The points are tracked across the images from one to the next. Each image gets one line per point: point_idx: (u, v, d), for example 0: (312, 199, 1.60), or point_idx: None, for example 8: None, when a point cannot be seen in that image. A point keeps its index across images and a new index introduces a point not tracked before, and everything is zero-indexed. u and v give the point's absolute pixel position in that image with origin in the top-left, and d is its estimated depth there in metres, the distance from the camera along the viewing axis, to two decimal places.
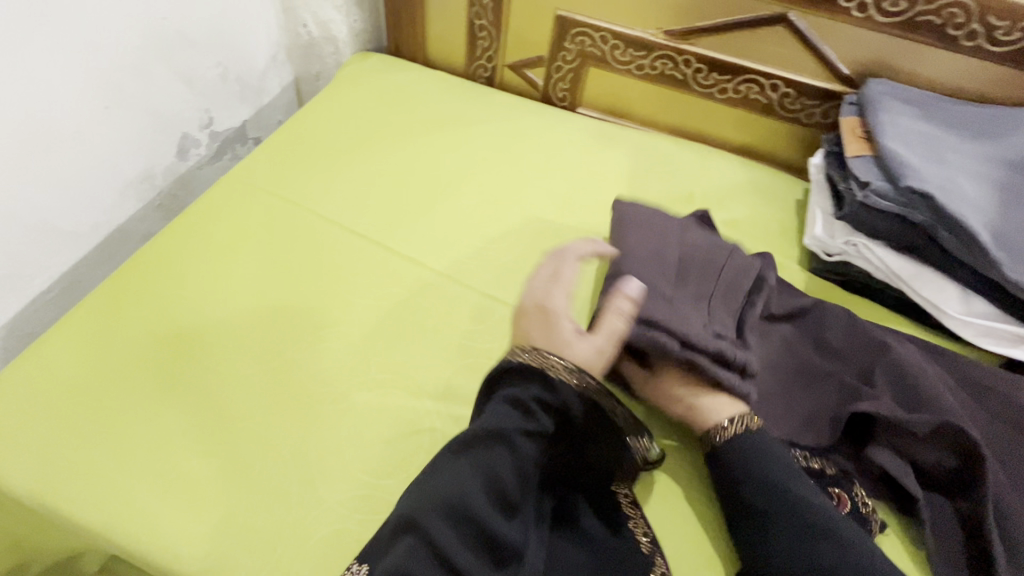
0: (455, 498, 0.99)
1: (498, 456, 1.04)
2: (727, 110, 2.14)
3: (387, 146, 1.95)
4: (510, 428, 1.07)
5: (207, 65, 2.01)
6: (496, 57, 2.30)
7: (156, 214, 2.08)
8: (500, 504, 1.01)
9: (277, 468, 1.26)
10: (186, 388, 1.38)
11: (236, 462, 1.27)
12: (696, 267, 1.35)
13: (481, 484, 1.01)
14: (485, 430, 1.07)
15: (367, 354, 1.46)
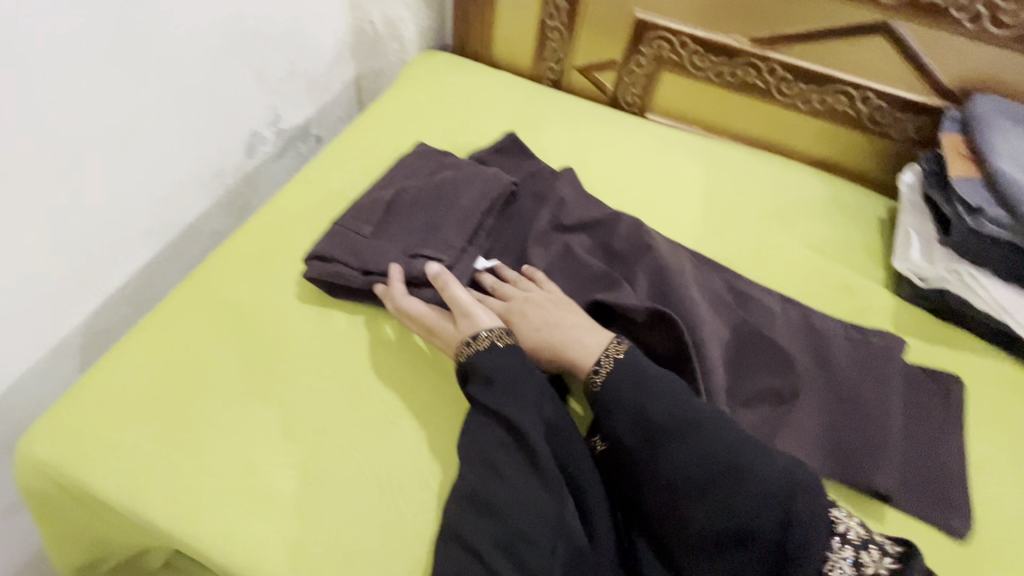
0: (465, 492, 1.14)
1: (486, 449, 1.17)
2: (810, 122, 1.99)
3: (458, 152, 1.89)
4: (474, 427, 1.20)
5: (279, 63, 1.96)
6: (565, 58, 2.21)
7: (223, 211, 1.98)
8: (501, 489, 1.13)
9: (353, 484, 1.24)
10: (265, 396, 1.35)
11: (319, 476, 1.25)
12: (401, 214, 1.55)
13: (480, 480, 1.14)
14: (469, 437, 1.20)
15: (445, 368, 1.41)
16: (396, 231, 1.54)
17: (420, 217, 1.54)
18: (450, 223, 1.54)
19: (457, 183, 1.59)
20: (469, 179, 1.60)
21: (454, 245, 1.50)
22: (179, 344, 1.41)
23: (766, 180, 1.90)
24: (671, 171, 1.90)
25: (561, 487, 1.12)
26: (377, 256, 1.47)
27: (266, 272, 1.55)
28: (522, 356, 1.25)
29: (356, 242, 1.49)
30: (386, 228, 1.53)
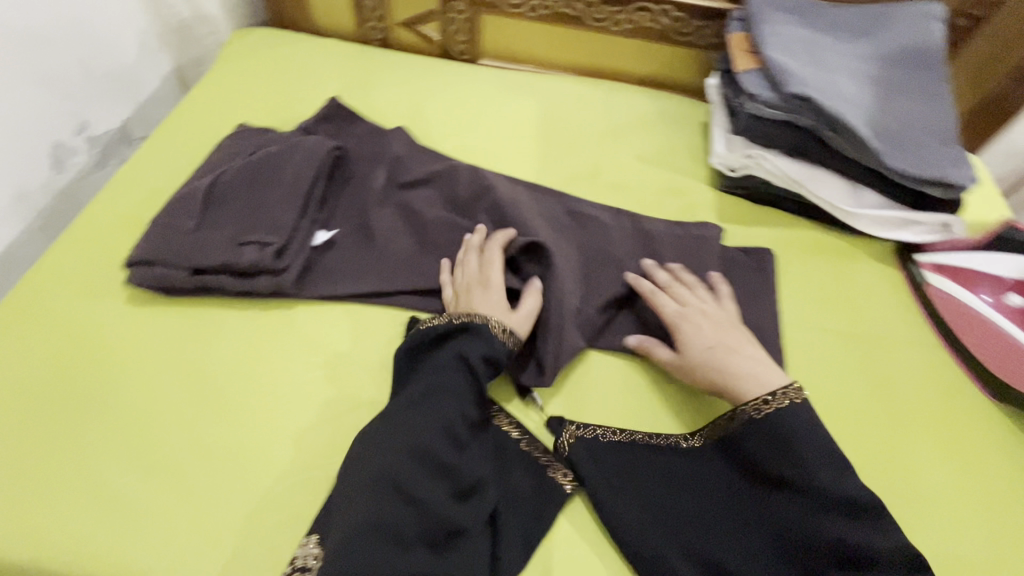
0: (376, 475, 0.79)
1: (436, 414, 0.85)
2: (621, 42, 1.55)
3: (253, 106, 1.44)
4: (423, 389, 0.88)
5: (71, 64, 1.46)
6: (387, 15, 1.62)
7: (39, 235, 1.56)
8: (439, 471, 0.82)
9: (211, 471, 0.90)
10: (54, 447, 0.92)
11: (142, 530, 0.85)
12: (256, 174, 1.14)
13: (422, 447, 0.82)
14: (412, 395, 0.88)
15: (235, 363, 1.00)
16: (226, 214, 1.10)
17: (245, 202, 1.11)
18: (254, 184, 1.13)
19: (283, 156, 1.16)
20: (293, 149, 1.18)
21: (355, 225, 1.18)
22: (17, 346, 1.02)
23: (616, 100, 1.47)
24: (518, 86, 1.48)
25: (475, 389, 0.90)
26: (172, 260, 1.04)
27: (92, 250, 1.15)
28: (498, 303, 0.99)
29: (158, 235, 1.07)
30: (175, 218, 1.09)
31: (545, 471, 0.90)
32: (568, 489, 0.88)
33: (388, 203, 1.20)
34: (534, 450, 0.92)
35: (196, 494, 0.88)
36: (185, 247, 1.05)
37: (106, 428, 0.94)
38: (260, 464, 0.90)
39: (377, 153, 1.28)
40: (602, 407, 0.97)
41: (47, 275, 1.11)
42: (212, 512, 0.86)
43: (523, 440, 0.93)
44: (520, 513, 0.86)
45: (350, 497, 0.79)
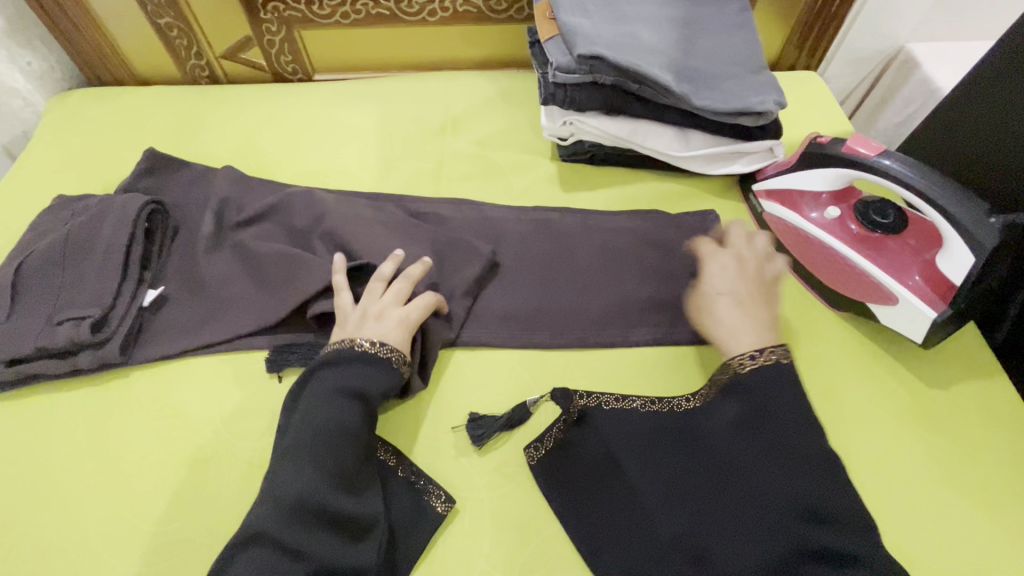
0: (305, 481, 0.50)
1: (328, 441, 0.53)
2: (899, 114, 1.03)
3: (363, 65, 0.96)
4: (345, 363, 0.57)
5: None
6: None
7: None
8: (340, 495, 0.51)
9: (168, 492, 0.57)
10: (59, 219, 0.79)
11: (30, 486, 0.57)
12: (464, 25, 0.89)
13: (308, 479, 0.50)
14: (299, 425, 0.54)
15: (157, 454, 0.59)
16: (281, 221, 0.73)
17: (311, 202, 0.73)
18: (348, 164, 0.84)
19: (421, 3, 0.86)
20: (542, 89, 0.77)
21: (453, 226, 0.74)
22: None
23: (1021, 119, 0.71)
24: (795, 94, 0.88)
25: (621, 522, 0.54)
26: (52, 272, 0.65)
27: (110, 151, 0.86)
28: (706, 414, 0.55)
29: (199, 211, 0.75)
30: (232, 201, 0.74)
31: (418, 496, 0.56)
32: (444, 515, 0.55)
33: (526, 167, 0.81)
34: (411, 474, 0.57)
35: (102, 526, 0.55)
36: (121, 240, 0.66)
37: (24, 464, 0.59)
38: (231, 431, 0.60)
39: (518, 139, 0.85)
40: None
41: (50, 170, 0.84)
42: (136, 524, 0.55)
43: (398, 467, 0.58)
44: (413, 534, 0.55)
45: (624, 468, 0.56)
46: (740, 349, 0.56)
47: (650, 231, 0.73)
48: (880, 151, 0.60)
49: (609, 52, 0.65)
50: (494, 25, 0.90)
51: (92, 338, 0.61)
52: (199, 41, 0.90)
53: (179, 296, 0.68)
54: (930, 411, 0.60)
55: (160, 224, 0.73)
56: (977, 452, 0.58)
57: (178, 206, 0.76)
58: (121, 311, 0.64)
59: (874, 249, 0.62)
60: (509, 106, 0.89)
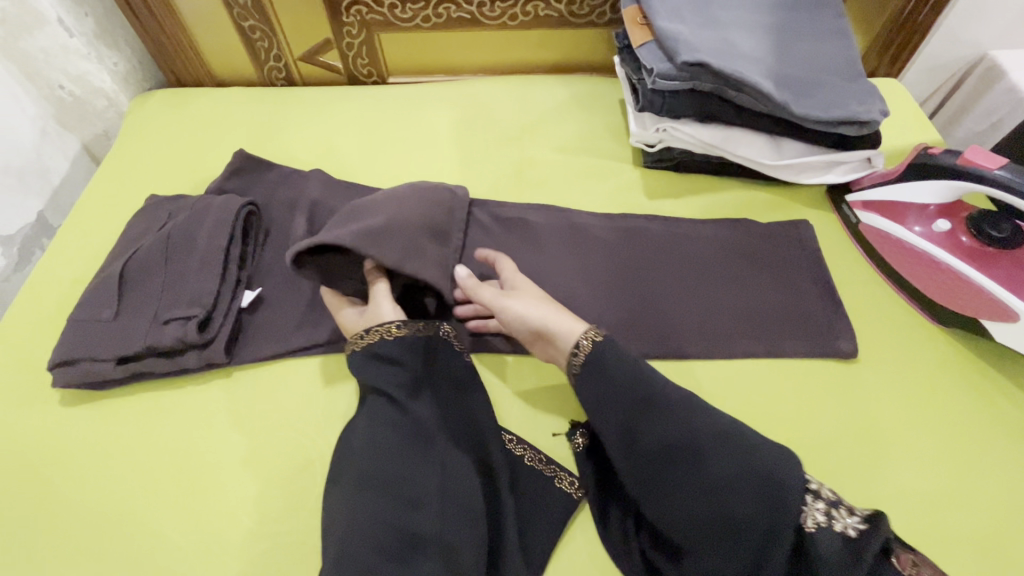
0: (377, 463, 0.51)
1: (383, 431, 0.53)
2: (982, 121, 1.00)
3: (437, 69, 0.96)
4: (396, 356, 0.56)
5: None
6: None
7: None
8: (409, 478, 0.51)
9: (275, 491, 0.57)
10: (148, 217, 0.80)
11: (138, 481, 0.58)
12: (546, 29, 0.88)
13: (370, 468, 0.51)
14: (366, 414, 0.55)
15: (260, 453, 0.59)
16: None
17: None
18: (428, 167, 0.84)
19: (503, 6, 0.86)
20: (631, 95, 0.76)
21: (539, 232, 0.74)
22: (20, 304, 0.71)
23: None
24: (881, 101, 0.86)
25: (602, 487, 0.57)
26: (156, 272, 0.66)
27: (193, 152, 0.87)
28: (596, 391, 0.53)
29: (291, 214, 0.76)
30: (324, 205, 0.75)
31: (548, 482, 0.57)
32: (578, 501, 0.56)
33: (608, 174, 0.81)
34: (540, 462, 0.58)
35: (211, 523, 0.56)
36: (221, 241, 0.67)
37: (132, 459, 0.60)
38: (334, 433, 0.60)
39: (598, 145, 0.85)
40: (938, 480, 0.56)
41: (135, 170, 0.85)
42: (243, 524, 0.56)
43: (525, 454, 0.59)
44: (540, 514, 0.55)
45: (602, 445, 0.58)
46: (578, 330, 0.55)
47: (743, 235, 0.73)
48: (999, 163, 0.58)
49: (711, 58, 0.64)
50: (573, 30, 0.89)
51: (199, 337, 0.61)
52: (280, 44, 0.91)
53: (274, 296, 0.69)
54: None
55: (254, 225, 0.74)
56: None
57: (268, 208, 0.77)
58: (224, 311, 0.64)
59: (987, 264, 0.60)
60: (586, 111, 0.89)
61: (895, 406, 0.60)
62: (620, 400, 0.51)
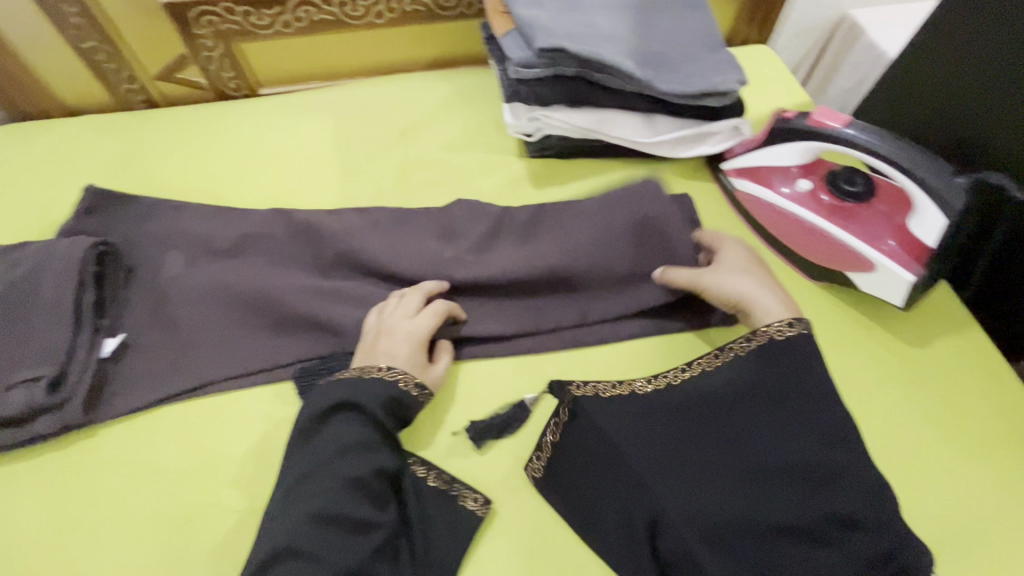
0: (338, 492, 0.52)
1: (358, 458, 0.53)
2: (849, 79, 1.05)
3: (309, 75, 0.91)
4: (364, 400, 0.55)
5: None
6: None
7: None
8: (372, 509, 0.52)
9: (160, 553, 0.54)
10: None
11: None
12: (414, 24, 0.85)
13: (334, 494, 0.51)
14: (334, 441, 0.54)
15: (136, 514, 0.55)
16: (258, 252, 0.70)
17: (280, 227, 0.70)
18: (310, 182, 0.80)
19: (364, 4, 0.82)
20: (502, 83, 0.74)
21: (427, 235, 0.71)
22: None
23: (960, 76, 0.73)
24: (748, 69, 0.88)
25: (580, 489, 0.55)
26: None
27: (41, 193, 0.79)
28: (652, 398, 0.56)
29: (158, 248, 0.70)
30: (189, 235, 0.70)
31: (452, 503, 0.56)
32: (482, 519, 0.55)
33: (491, 168, 0.79)
34: (443, 482, 0.57)
35: None
36: (69, 290, 0.61)
37: None
38: (218, 478, 0.57)
39: (480, 140, 0.83)
40: (877, 430, 0.59)
41: None
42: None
43: (428, 476, 0.57)
44: (443, 535, 0.54)
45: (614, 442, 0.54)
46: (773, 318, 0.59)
47: (631, 208, 0.71)
48: (845, 122, 0.61)
49: (569, 44, 0.64)
50: (445, 22, 0.87)
51: (50, 399, 0.56)
52: (129, 64, 0.84)
53: (141, 341, 0.64)
54: (905, 367, 0.62)
55: (112, 267, 0.68)
56: (943, 391, 0.61)
57: (130, 245, 0.71)
58: (79, 365, 0.59)
59: (845, 218, 0.63)
60: (468, 105, 0.86)
61: None
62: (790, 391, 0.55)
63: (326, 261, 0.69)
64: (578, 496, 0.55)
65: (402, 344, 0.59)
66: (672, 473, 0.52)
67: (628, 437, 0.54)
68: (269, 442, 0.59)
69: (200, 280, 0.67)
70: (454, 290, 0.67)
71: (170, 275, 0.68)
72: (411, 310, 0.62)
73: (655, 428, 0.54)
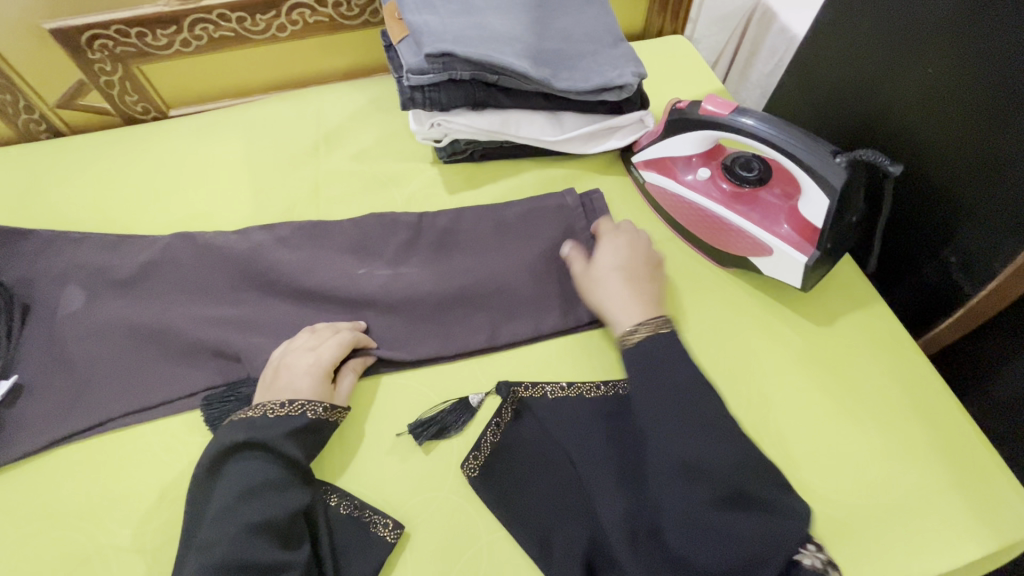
0: (240, 527, 0.48)
1: (268, 497, 0.50)
2: (767, 65, 1.05)
3: (220, 92, 0.89)
4: (270, 424, 0.53)
5: None
6: None
7: None
8: (281, 548, 0.48)
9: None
10: None
11: None
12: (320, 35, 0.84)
13: (239, 538, 0.47)
14: (238, 475, 0.51)
15: (29, 560, 0.53)
16: (162, 280, 0.68)
17: (183, 253, 0.68)
18: (219, 203, 0.78)
19: (264, 19, 0.80)
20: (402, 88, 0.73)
21: (337, 249, 0.70)
22: None
23: (854, 56, 0.74)
24: (661, 60, 0.89)
25: (511, 490, 0.56)
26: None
27: None
28: (585, 398, 0.60)
29: (56, 284, 0.68)
30: (91, 267, 0.68)
31: (363, 529, 0.53)
32: (393, 544, 0.53)
33: (404, 176, 0.78)
34: (354, 508, 0.54)
35: None
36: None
37: None
38: (118, 519, 0.55)
39: (393, 148, 0.81)
40: (793, 414, 0.59)
41: None
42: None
43: (339, 504, 0.54)
44: (356, 563, 0.52)
45: (553, 433, 0.58)
46: (625, 324, 0.59)
47: (550, 215, 0.71)
48: (733, 110, 0.61)
49: (458, 47, 0.64)
50: (351, 32, 0.86)
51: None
52: (25, 94, 0.81)
53: (37, 380, 0.62)
54: (822, 349, 0.63)
55: (5, 305, 0.65)
56: (859, 368, 0.62)
57: (27, 282, 0.68)
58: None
59: (744, 204, 0.64)
60: (382, 114, 0.85)
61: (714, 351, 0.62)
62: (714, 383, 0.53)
63: (232, 283, 0.67)
64: (507, 495, 0.55)
65: (304, 375, 0.56)
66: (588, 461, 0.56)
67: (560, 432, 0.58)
68: (173, 477, 0.57)
69: (100, 314, 0.65)
70: (363, 305, 0.65)
71: (66, 310, 0.66)
72: (313, 341, 0.59)
73: (578, 423, 0.58)
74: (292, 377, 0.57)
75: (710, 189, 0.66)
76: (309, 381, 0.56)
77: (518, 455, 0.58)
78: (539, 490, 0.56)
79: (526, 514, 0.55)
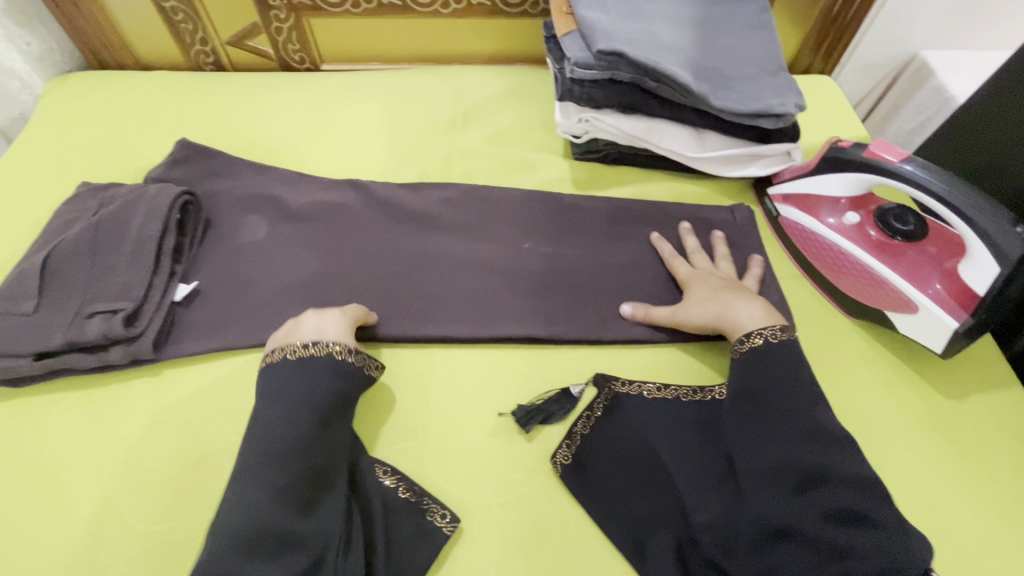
0: (261, 500, 0.47)
1: (286, 467, 0.48)
2: (905, 125, 1.02)
3: (371, 55, 0.94)
4: (286, 379, 0.52)
5: None
6: None
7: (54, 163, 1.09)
8: (303, 521, 0.47)
9: (172, 492, 0.55)
10: (46, 201, 0.75)
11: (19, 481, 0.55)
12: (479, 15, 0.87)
13: (262, 515, 0.46)
14: (253, 445, 0.49)
15: (151, 447, 0.57)
16: (301, 217, 0.72)
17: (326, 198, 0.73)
18: (356, 158, 0.81)
19: None
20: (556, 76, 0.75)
21: (465, 222, 0.72)
22: None
23: None
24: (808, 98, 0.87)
25: (608, 479, 0.56)
26: (78, 264, 0.62)
27: (106, 134, 0.83)
28: (687, 410, 0.59)
29: (235, 206, 0.72)
30: (244, 193, 0.73)
31: (419, 515, 0.53)
32: (449, 536, 0.53)
33: (534, 164, 0.80)
34: (412, 493, 0.54)
35: (94, 519, 0.54)
36: (154, 232, 0.63)
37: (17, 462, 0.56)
38: (236, 429, 0.58)
39: (528, 135, 0.83)
40: (910, 480, 0.56)
41: (44, 153, 0.80)
42: (136, 528, 0.53)
43: (396, 486, 0.55)
44: (410, 546, 0.52)
45: (652, 440, 0.57)
46: (756, 324, 0.58)
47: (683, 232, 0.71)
48: (903, 157, 0.59)
49: (628, 48, 0.64)
50: (506, 19, 0.89)
51: (125, 332, 0.58)
52: (205, 27, 0.88)
53: (211, 291, 0.66)
54: (972, 423, 0.60)
55: (193, 217, 0.69)
56: (1005, 451, 0.58)
57: (210, 199, 0.73)
58: (154, 306, 0.61)
59: (889, 255, 0.62)
60: (521, 101, 0.87)
61: (852, 399, 0.60)
62: (792, 408, 0.53)
63: (364, 233, 0.71)
64: (605, 482, 0.56)
65: (329, 324, 0.57)
66: (691, 470, 0.56)
67: (664, 440, 0.57)
68: None
69: (246, 239, 0.70)
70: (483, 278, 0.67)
71: (244, 233, 0.70)
72: (325, 308, 0.60)
73: (685, 437, 0.58)
74: (314, 326, 0.56)
75: (854, 235, 0.64)
76: (333, 329, 0.56)
77: (621, 451, 0.57)
78: (634, 481, 0.56)
79: (625, 503, 0.55)
